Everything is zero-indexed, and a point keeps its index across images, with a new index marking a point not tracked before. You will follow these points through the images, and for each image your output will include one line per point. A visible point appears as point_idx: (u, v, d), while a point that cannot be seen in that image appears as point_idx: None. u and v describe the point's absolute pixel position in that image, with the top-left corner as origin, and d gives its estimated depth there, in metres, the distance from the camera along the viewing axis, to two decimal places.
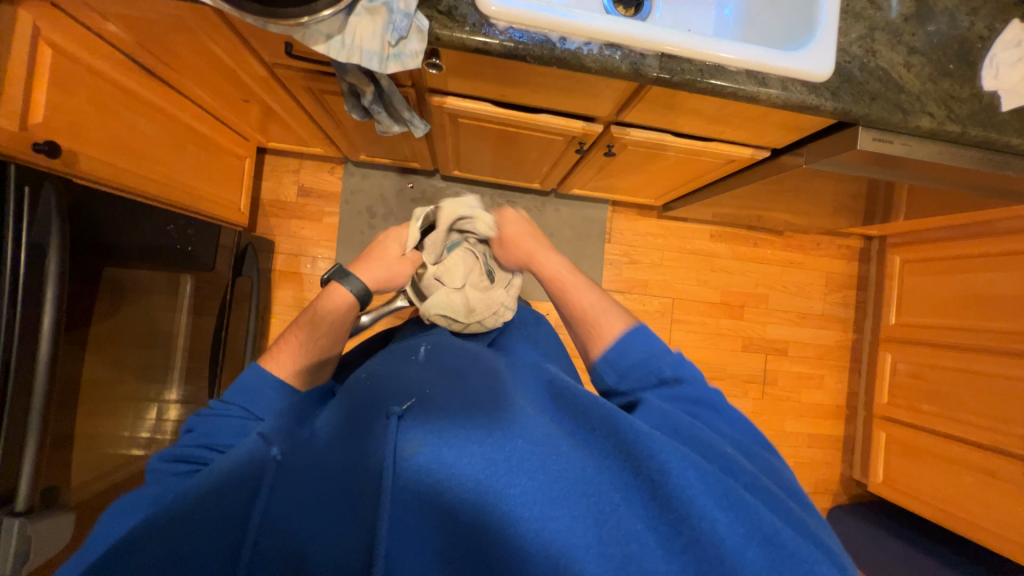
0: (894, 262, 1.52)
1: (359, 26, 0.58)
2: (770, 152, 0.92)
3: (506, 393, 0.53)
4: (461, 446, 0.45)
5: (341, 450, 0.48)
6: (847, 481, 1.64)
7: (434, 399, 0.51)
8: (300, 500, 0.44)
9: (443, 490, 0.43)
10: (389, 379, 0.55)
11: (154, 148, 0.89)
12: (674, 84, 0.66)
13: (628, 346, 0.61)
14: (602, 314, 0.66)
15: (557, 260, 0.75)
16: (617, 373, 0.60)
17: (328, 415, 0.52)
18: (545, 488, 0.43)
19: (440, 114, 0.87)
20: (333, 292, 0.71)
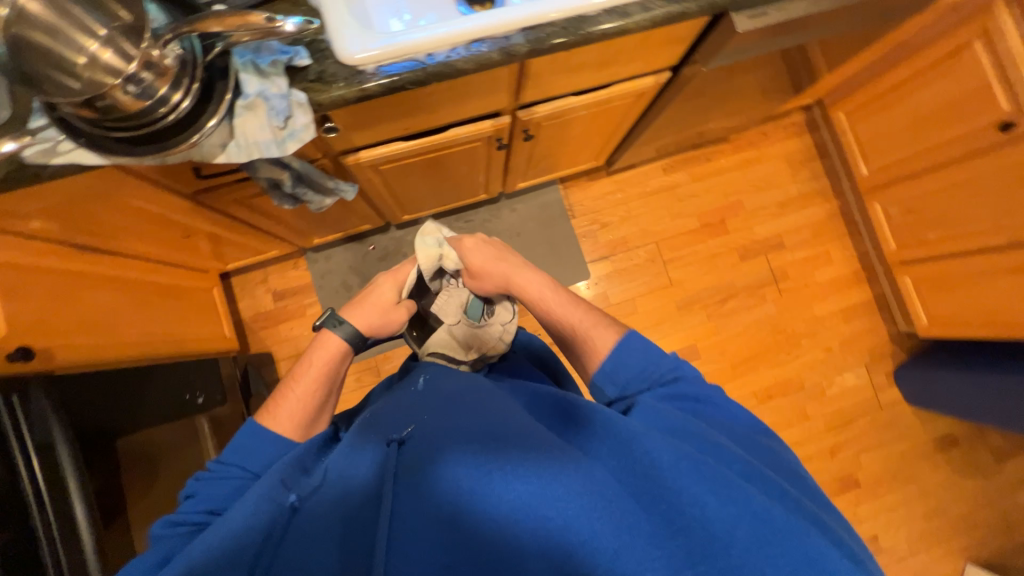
0: (842, 119, 1.53)
1: (245, 123, 0.61)
2: (670, 71, 0.94)
3: (489, 405, 0.63)
4: (465, 462, 0.55)
5: (352, 482, 0.58)
6: (898, 338, 1.60)
7: (439, 427, 0.61)
8: (319, 526, 0.55)
9: (436, 495, 0.54)
10: (393, 414, 0.67)
11: (121, 313, 0.89)
12: (545, 50, 0.68)
13: (624, 357, 0.65)
14: (592, 330, 0.71)
15: (540, 281, 0.79)
16: (615, 383, 0.64)
17: (348, 454, 0.62)
18: (537, 489, 0.51)
19: (362, 169, 0.90)
20: (325, 339, 0.78)
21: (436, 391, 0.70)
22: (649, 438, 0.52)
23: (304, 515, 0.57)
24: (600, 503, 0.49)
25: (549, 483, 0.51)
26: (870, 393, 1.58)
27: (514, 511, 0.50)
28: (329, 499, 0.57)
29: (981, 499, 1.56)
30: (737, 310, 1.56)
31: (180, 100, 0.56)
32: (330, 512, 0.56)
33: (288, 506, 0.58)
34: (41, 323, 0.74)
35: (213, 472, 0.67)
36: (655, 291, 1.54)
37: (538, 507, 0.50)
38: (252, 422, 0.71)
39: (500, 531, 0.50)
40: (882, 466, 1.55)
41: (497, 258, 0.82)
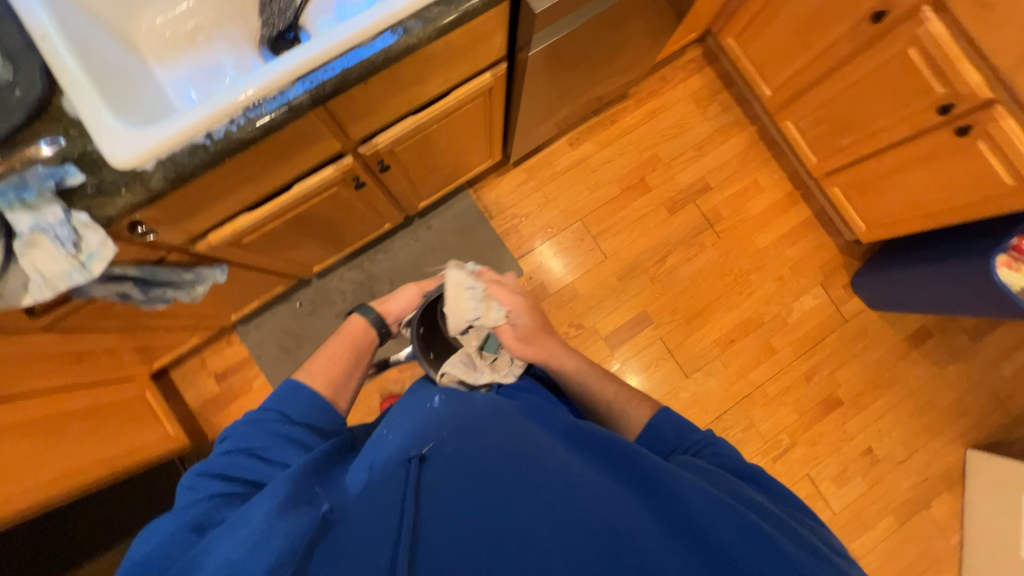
0: (732, 45, 1.48)
1: (35, 259, 0.57)
2: (506, 60, 0.89)
3: (519, 426, 0.60)
4: (490, 494, 0.50)
5: (373, 500, 0.50)
6: (848, 247, 1.57)
7: (459, 448, 0.55)
8: (346, 549, 0.46)
9: (468, 509, 0.49)
10: (416, 425, 0.60)
11: (44, 453, 0.89)
12: (333, 93, 0.64)
13: (660, 426, 0.65)
14: (629, 406, 0.74)
15: (575, 357, 0.82)
16: (651, 440, 0.64)
17: (361, 476, 0.54)
18: (566, 524, 0.47)
19: (221, 250, 0.86)
20: (353, 321, 0.87)
21: (461, 408, 0.63)
22: (689, 482, 0.49)
23: (336, 527, 0.48)
24: (635, 532, 0.46)
25: (582, 520, 0.47)
26: (832, 310, 1.55)
27: (549, 540, 0.46)
28: (352, 515, 0.49)
29: (967, 383, 1.55)
30: (679, 265, 1.53)
31: None
32: (355, 531, 0.48)
33: (321, 515, 0.48)
34: None
35: (243, 421, 0.63)
36: (593, 268, 1.51)
37: (572, 535, 0.46)
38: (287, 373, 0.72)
39: (530, 556, 0.45)
40: (860, 378, 1.53)
41: (545, 330, 0.84)
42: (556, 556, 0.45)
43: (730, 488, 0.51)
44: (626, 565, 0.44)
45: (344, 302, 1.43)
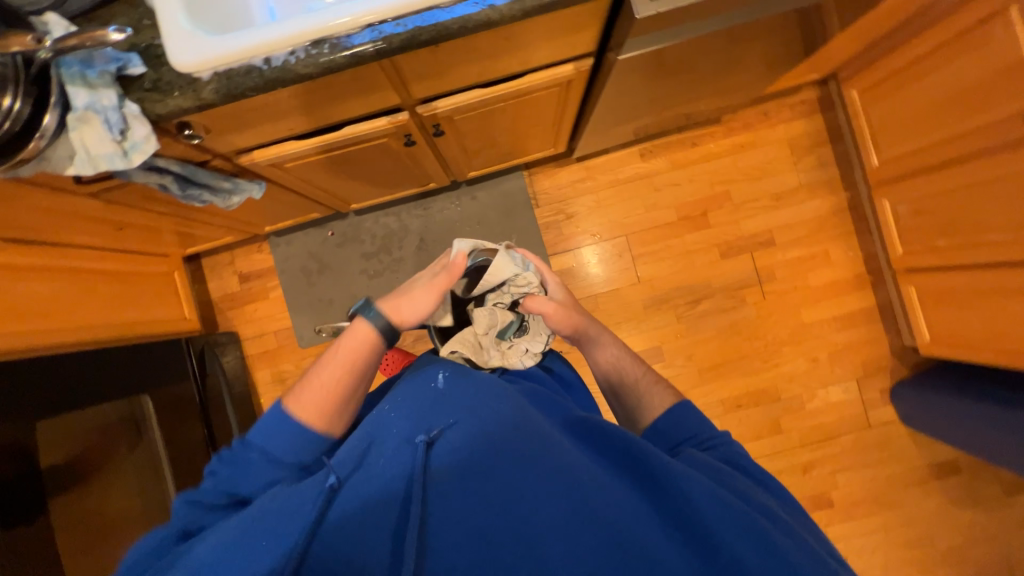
0: (854, 98, 1.32)
1: (83, 135, 0.59)
2: (595, 56, 0.82)
3: (525, 412, 0.60)
4: (496, 487, 0.53)
5: (380, 475, 0.55)
6: (901, 352, 1.43)
7: (466, 435, 0.56)
8: (354, 522, 0.52)
9: (476, 500, 0.52)
10: (420, 403, 0.61)
11: (62, 302, 0.97)
12: (399, 50, 0.61)
13: (677, 420, 0.65)
14: (652, 388, 0.73)
15: (607, 339, 0.81)
16: (664, 435, 0.65)
17: (372, 447, 0.58)
18: (569, 523, 0.50)
19: (263, 168, 0.87)
20: (357, 326, 0.68)
21: (471, 384, 0.62)
22: (697, 483, 0.51)
23: (352, 496, 0.54)
24: (641, 536, 0.49)
25: (586, 519, 0.50)
26: (858, 410, 1.44)
27: (556, 537, 0.50)
28: (361, 487, 0.54)
29: (980, 533, 1.41)
30: (711, 312, 1.44)
31: (12, 105, 0.54)
32: (360, 507, 0.53)
33: (327, 488, 0.54)
34: None
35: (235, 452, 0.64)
36: (622, 288, 1.45)
37: (579, 536, 0.49)
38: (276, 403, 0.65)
39: (537, 549, 0.49)
40: (862, 488, 1.43)
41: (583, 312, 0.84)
42: (563, 556, 0.49)
43: (731, 484, 0.54)
44: (631, 565, 0.48)
45: (373, 244, 1.45)
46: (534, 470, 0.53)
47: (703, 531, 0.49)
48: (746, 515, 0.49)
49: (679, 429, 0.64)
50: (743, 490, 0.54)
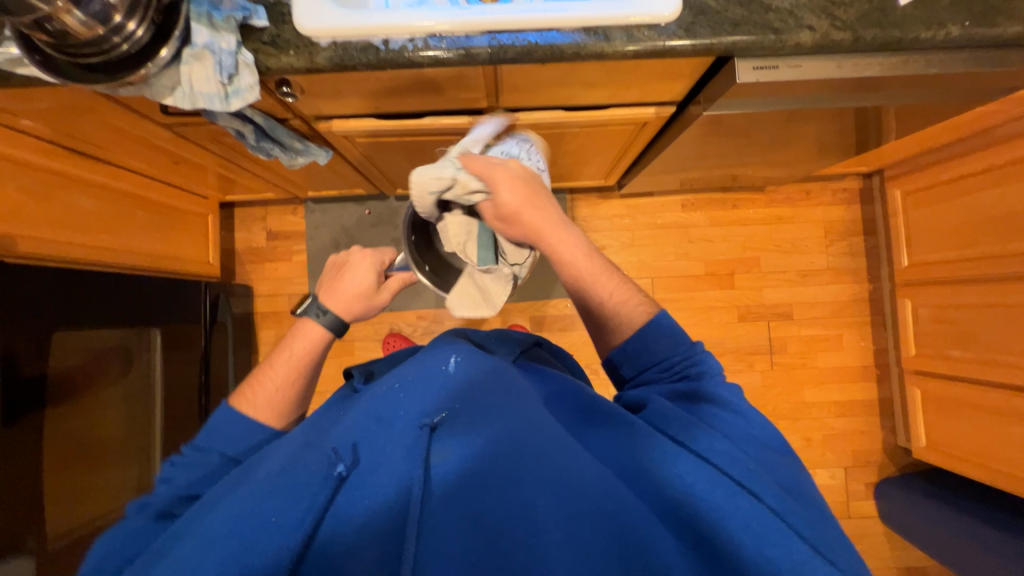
0: (896, 198, 1.36)
1: (192, 72, 0.61)
2: (677, 105, 0.86)
3: (527, 403, 0.57)
4: (497, 485, 0.50)
5: (385, 461, 0.51)
6: (893, 449, 1.46)
7: (471, 426, 0.54)
8: (362, 512, 0.49)
9: (478, 492, 0.50)
10: (426, 385, 0.57)
11: (97, 220, 0.97)
12: (510, 60, 0.64)
13: (650, 341, 0.63)
14: (622, 307, 0.65)
15: (569, 242, 0.66)
16: (635, 364, 0.64)
17: (370, 431, 0.54)
18: (570, 516, 0.47)
19: (335, 136, 0.89)
20: (309, 328, 0.72)
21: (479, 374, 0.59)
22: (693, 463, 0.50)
23: (356, 484, 0.51)
24: (641, 523, 0.47)
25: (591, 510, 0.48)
26: (840, 498, 1.45)
27: (556, 532, 0.47)
28: (367, 475, 0.51)
29: None
30: None
31: (135, 29, 0.57)
32: (367, 495, 0.50)
33: (334, 477, 0.50)
34: (16, 212, 0.82)
35: (187, 457, 0.61)
36: None
37: (581, 528, 0.47)
38: (225, 406, 0.64)
39: (535, 540, 0.46)
40: None
41: (533, 204, 0.65)
42: (564, 547, 0.46)
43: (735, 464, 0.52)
44: (629, 554, 0.45)
45: None
46: (541, 461, 0.50)
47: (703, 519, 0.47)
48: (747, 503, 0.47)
49: (657, 359, 0.63)
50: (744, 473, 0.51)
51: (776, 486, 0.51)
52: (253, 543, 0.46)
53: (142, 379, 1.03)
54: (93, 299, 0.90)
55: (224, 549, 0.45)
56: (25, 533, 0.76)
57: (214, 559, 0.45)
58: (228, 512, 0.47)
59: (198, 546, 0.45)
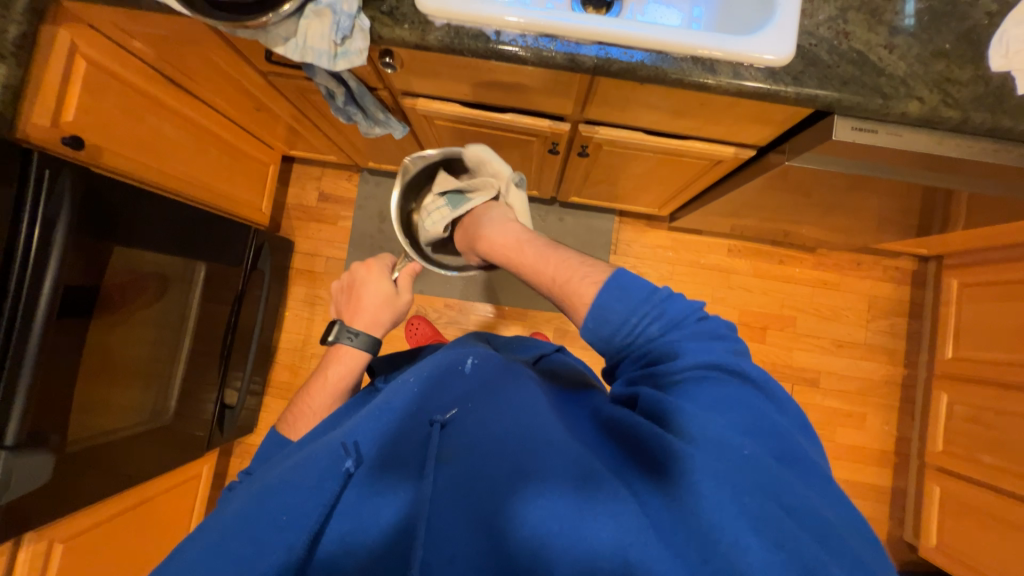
0: (951, 288, 1.33)
1: (309, 28, 0.64)
2: (757, 150, 0.85)
3: (537, 408, 0.52)
4: (501, 487, 0.44)
5: (390, 458, 0.50)
6: (897, 542, 1.40)
7: (480, 427, 0.51)
8: (366, 510, 0.46)
9: (477, 491, 0.45)
10: (441, 389, 0.58)
11: (174, 148, 1.00)
12: (612, 73, 0.65)
13: (604, 304, 0.49)
14: (571, 279, 0.55)
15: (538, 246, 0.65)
16: (600, 330, 0.50)
17: (380, 426, 0.53)
18: (573, 532, 0.40)
19: (416, 115, 0.91)
20: (341, 353, 0.73)
21: (489, 378, 0.60)
22: (704, 457, 0.40)
23: (364, 480, 0.49)
24: (656, 542, 0.39)
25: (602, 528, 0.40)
26: None
27: (560, 546, 0.40)
28: (375, 472, 0.49)
29: None
30: None
31: None
32: (373, 491, 0.47)
33: (343, 472, 0.48)
34: (107, 127, 0.85)
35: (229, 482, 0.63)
36: None
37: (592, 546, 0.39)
38: (270, 432, 0.69)
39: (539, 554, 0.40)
40: None
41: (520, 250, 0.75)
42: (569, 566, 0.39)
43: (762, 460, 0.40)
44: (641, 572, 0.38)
45: None
46: (538, 460, 0.45)
47: (720, 537, 0.37)
48: (769, 517, 0.37)
49: (627, 320, 0.49)
50: (776, 474, 0.40)
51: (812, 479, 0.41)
52: (262, 538, 0.44)
53: (179, 308, 1.05)
54: (156, 222, 0.93)
55: (226, 550, 0.43)
56: (51, 430, 0.78)
57: (225, 544, 0.44)
58: (241, 508, 0.47)
59: (209, 543, 0.44)
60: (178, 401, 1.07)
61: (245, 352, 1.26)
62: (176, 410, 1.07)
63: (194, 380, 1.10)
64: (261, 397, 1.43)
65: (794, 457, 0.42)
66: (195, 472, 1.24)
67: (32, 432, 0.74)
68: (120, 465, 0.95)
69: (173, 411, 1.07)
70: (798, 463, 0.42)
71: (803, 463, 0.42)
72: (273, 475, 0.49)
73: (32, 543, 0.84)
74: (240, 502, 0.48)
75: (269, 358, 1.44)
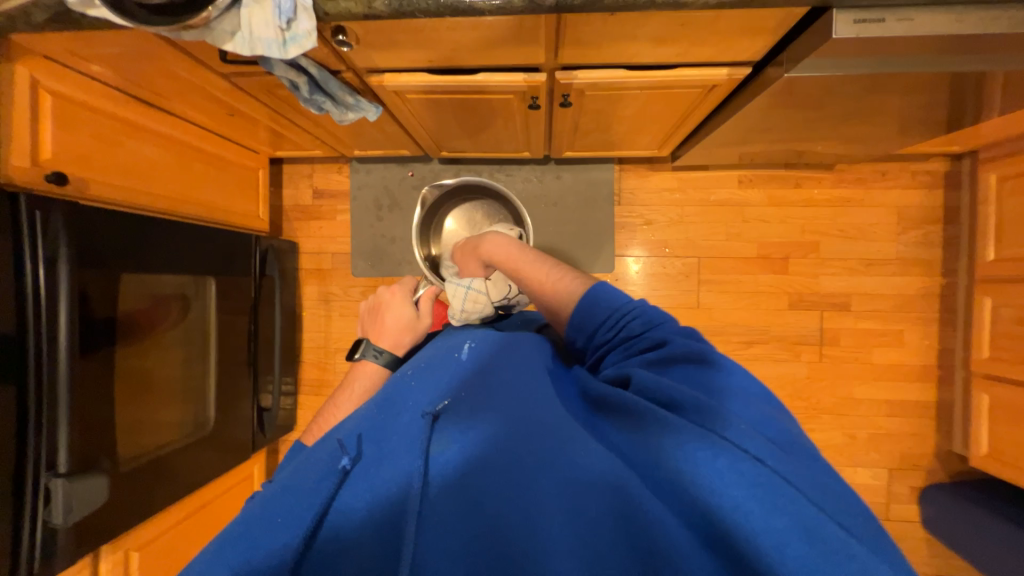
0: (990, 185, 1.22)
1: (252, 17, 0.61)
2: (753, 66, 0.78)
3: (531, 393, 0.53)
4: (500, 472, 0.45)
5: (387, 454, 0.49)
6: (945, 455, 1.37)
7: (473, 411, 0.51)
8: (363, 508, 0.46)
9: (477, 478, 0.45)
10: (436, 379, 0.57)
11: (161, 168, 1.01)
12: (577, 8, 0.59)
13: (590, 308, 0.59)
14: (561, 282, 0.67)
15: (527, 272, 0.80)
16: (585, 328, 0.59)
17: (376, 424, 0.53)
18: (575, 515, 0.42)
19: (386, 92, 0.87)
20: (366, 369, 0.76)
21: (484, 366, 0.59)
22: (692, 431, 0.41)
23: (360, 477, 0.48)
24: (655, 514, 0.40)
25: (600, 504, 0.42)
26: (881, 500, 1.39)
27: (562, 523, 0.42)
28: (372, 466, 0.49)
29: None
30: (761, 358, 1.39)
31: None
32: (371, 486, 0.47)
33: (339, 469, 0.48)
34: (87, 155, 0.85)
35: None
36: (678, 308, 1.41)
37: (591, 517, 0.41)
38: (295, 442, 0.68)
39: (541, 534, 0.41)
40: None
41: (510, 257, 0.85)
42: (569, 544, 0.40)
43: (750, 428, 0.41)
44: (635, 543, 0.40)
45: None
46: (541, 447, 0.46)
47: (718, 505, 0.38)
48: (752, 473, 0.38)
49: (608, 324, 0.57)
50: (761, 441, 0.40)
51: (785, 431, 0.43)
52: (269, 541, 0.44)
53: (199, 325, 1.08)
54: (159, 245, 0.95)
55: (233, 558, 0.43)
56: (100, 456, 0.83)
57: (236, 548, 0.44)
58: (242, 517, 0.47)
59: (216, 552, 0.44)
60: (218, 411, 1.12)
61: (270, 357, 1.30)
62: (219, 419, 1.12)
63: (228, 390, 1.15)
64: (296, 398, 1.49)
65: (782, 431, 0.43)
66: (247, 473, 1.32)
67: (85, 458, 0.80)
68: (177, 476, 1.02)
69: (216, 420, 1.12)
70: (790, 440, 0.42)
71: (782, 435, 0.42)
72: (279, 480, 0.50)
73: (110, 554, 0.92)
74: (250, 504, 0.49)
75: (295, 359, 1.49)
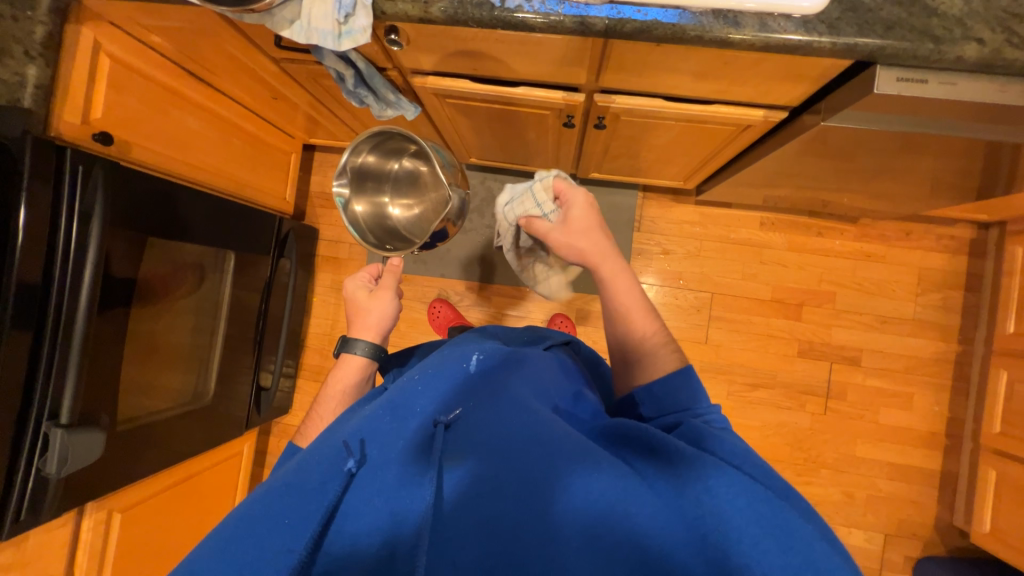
0: (1016, 257, 1.21)
1: (314, 9, 0.64)
2: (789, 111, 0.79)
3: (542, 412, 0.54)
4: (512, 490, 0.46)
5: (391, 460, 0.49)
6: (945, 528, 1.33)
7: (484, 422, 0.52)
8: (369, 512, 0.46)
9: (487, 493, 0.46)
10: (444, 387, 0.58)
11: (200, 141, 1.04)
12: (625, 35, 0.61)
13: (673, 387, 0.61)
14: (657, 350, 0.66)
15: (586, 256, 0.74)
16: (657, 403, 0.61)
17: (383, 426, 0.53)
18: (590, 538, 0.43)
19: (427, 94, 0.89)
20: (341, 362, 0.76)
21: (492, 380, 0.59)
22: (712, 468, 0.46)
23: (367, 478, 0.48)
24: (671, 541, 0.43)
25: (615, 530, 0.43)
26: (874, 566, 1.34)
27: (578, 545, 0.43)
28: (379, 470, 0.49)
29: None
30: (764, 403, 1.37)
31: None
32: (378, 491, 0.47)
33: (345, 472, 0.48)
34: (134, 120, 0.88)
35: None
36: (686, 342, 1.40)
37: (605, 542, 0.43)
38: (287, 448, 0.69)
39: (555, 555, 0.42)
40: None
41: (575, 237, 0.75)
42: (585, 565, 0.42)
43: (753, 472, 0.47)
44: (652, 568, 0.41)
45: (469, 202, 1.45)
46: (555, 470, 0.47)
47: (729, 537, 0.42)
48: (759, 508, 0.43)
49: (681, 408, 0.60)
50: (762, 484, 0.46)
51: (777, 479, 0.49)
52: (276, 540, 0.44)
53: (213, 297, 1.10)
54: (188, 214, 0.97)
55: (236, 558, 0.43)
56: (99, 412, 0.84)
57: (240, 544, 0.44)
58: (243, 511, 0.47)
59: (216, 553, 0.43)
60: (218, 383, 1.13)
61: (276, 337, 1.31)
62: (218, 391, 1.13)
63: (230, 364, 1.16)
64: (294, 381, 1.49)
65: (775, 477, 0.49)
66: (237, 450, 1.32)
67: (85, 413, 0.80)
68: (169, 443, 1.02)
69: (216, 392, 1.13)
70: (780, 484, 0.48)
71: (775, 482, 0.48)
72: (281, 477, 0.50)
73: (94, 512, 0.92)
74: (250, 498, 0.49)
75: (300, 344, 1.50)
